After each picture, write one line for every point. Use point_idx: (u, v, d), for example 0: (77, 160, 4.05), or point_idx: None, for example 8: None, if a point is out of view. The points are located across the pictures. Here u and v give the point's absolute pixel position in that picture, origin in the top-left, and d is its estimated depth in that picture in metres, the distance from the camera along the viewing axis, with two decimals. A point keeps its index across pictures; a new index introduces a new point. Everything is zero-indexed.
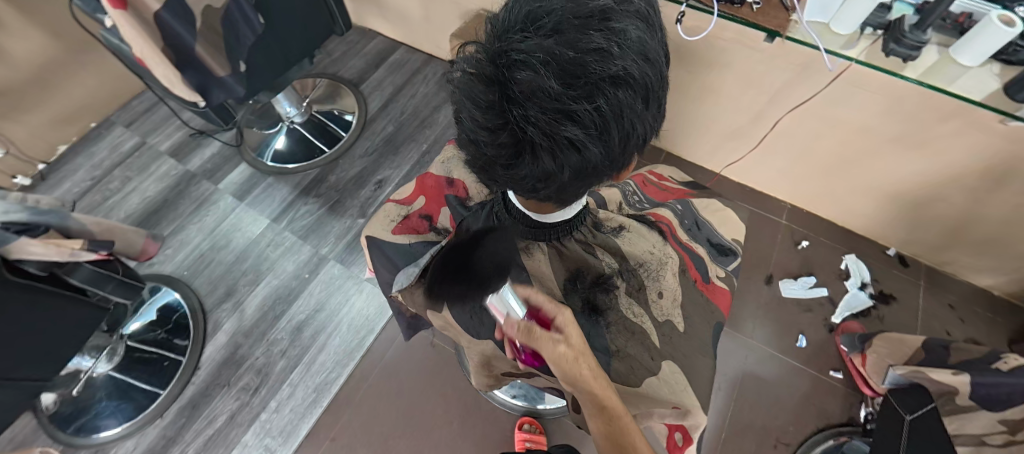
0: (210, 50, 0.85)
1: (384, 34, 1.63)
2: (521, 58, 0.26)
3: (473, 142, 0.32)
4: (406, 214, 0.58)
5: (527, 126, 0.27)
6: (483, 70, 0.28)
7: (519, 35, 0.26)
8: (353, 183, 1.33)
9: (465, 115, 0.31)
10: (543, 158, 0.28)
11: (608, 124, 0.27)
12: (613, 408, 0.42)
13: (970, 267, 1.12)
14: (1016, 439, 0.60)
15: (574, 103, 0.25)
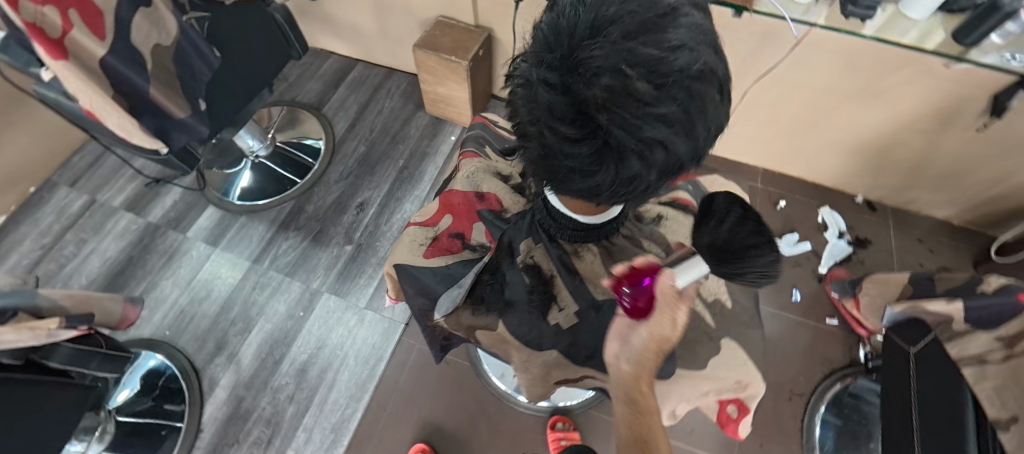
0: (166, 91, 0.78)
1: (338, 53, 1.58)
2: (598, 63, 0.22)
3: (535, 162, 0.28)
4: (434, 236, 0.48)
5: (610, 139, 0.23)
6: (548, 83, 0.24)
7: (589, 40, 0.22)
8: (333, 210, 1.28)
9: (525, 130, 0.27)
10: (630, 164, 0.24)
11: (700, 117, 0.23)
12: (647, 406, 0.41)
13: (930, 202, 1.21)
14: (1013, 353, 0.60)
15: (664, 107, 0.22)
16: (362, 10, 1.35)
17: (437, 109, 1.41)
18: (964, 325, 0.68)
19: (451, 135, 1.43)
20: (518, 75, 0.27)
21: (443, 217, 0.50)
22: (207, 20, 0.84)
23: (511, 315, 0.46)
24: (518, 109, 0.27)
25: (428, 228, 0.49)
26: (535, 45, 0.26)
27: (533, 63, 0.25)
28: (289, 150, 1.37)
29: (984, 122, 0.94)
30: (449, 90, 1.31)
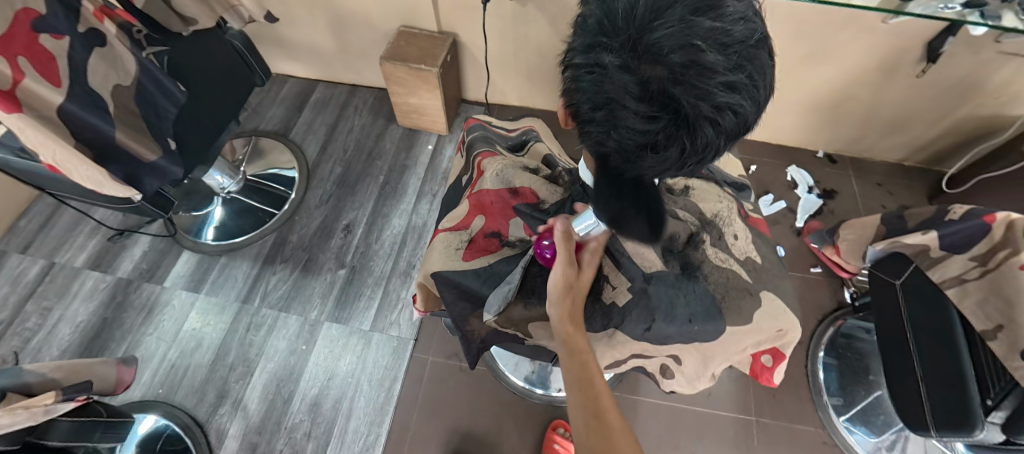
0: (133, 133, 0.72)
1: (296, 76, 1.53)
2: (667, 42, 0.24)
3: (603, 146, 0.29)
4: (469, 238, 0.48)
5: (688, 111, 0.25)
6: (618, 67, 0.25)
7: (654, 21, 0.24)
8: (319, 236, 1.24)
9: (588, 114, 0.28)
10: (702, 132, 0.26)
11: (759, 82, 0.25)
12: (589, 367, 0.39)
13: (882, 148, 1.31)
14: (988, 268, 0.66)
15: (733, 75, 0.24)
16: (318, 29, 1.32)
17: (410, 120, 1.39)
18: (940, 251, 0.73)
19: (428, 144, 1.41)
20: (576, 62, 0.28)
21: (475, 218, 0.50)
22: (166, 55, 0.82)
23: None
24: (581, 95, 0.28)
25: (461, 232, 0.49)
26: (588, 31, 0.27)
27: (592, 49, 0.26)
28: (260, 183, 1.30)
29: (922, 68, 1.03)
30: (420, 99, 1.29)
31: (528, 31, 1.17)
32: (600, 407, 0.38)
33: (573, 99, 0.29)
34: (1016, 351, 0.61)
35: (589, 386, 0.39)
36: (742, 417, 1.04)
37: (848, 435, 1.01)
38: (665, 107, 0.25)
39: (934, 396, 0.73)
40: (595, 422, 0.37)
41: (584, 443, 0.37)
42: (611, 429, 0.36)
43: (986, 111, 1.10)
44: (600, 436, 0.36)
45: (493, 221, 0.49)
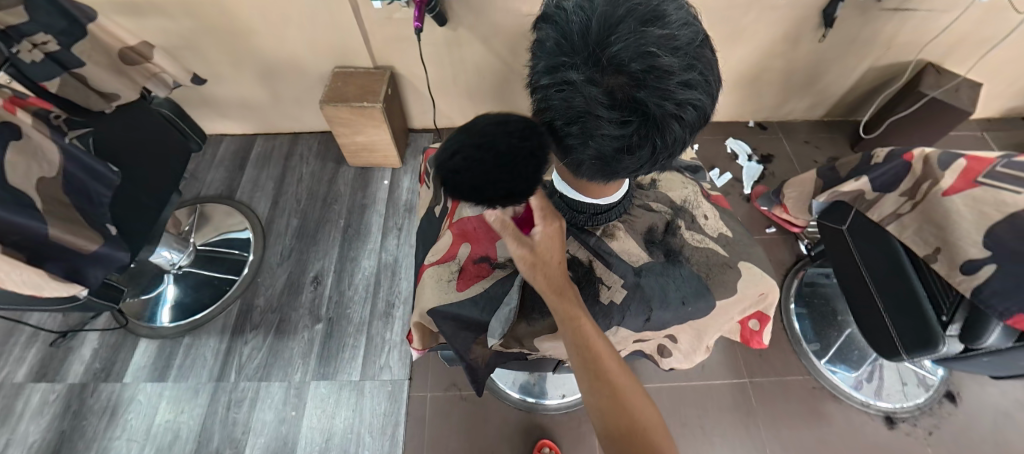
0: (66, 225, 0.67)
1: (231, 134, 1.46)
2: (625, 51, 0.26)
3: (583, 154, 0.30)
4: (459, 267, 0.48)
5: (656, 111, 0.27)
6: (586, 82, 0.27)
7: (610, 35, 0.26)
8: (288, 293, 1.18)
9: (562, 130, 0.29)
10: (671, 128, 0.28)
11: (710, 76, 0.28)
12: (585, 332, 0.39)
13: (803, 109, 1.44)
14: (917, 200, 0.75)
15: (689, 73, 0.26)
16: (248, 83, 1.27)
17: (361, 158, 1.37)
18: (873, 193, 0.82)
19: (383, 180, 1.39)
20: (542, 83, 0.29)
21: (460, 246, 0.49)
22: (91, 135, 0.76)
23: None
24: (553, 112, 0.29)
25: (449, 263, 0.48)
26: (549, 53, 0.29)
27: (556, 69, 0.28)
28: (212, 251, 1.23)
29: (821, 34, 1.15)
30: (368, 136, 1.27)
31: (463, 54, 1.20)
32: (601, 368, 0.39)
33: (545, 117, 0.30)
34: (956, 267, 0.68)
35: (588, 349, 0.39)
36: (736, 382, 1.09)
37: (832, 376, 1.08)
38: (635, 111, 0.27)
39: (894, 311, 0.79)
40: (600, 385, 0.39)
41: (590, 403, 0.39)
42: (613, 384, 0.39)
43: (881, 63, 1.24)
44: (608, 394, 0.38)
45: (478, 245, 0.49)
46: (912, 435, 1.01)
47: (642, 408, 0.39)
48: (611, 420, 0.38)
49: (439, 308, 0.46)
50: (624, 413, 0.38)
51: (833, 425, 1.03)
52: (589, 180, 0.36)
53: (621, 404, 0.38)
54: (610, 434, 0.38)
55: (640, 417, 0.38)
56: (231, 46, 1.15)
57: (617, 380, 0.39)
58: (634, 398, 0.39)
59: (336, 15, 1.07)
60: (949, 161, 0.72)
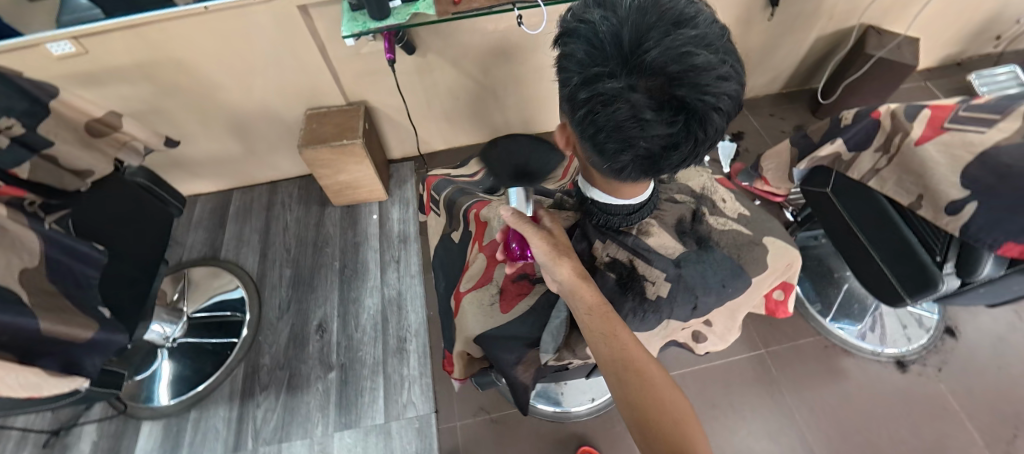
0: (57, 315, 0.62)
1: (205, 193, 1.41)
2: (663, 54, 0.27)
3: (629, 157, 0.31)
4: (500, 288, 0.49)
5: (699, 107, 0.28)
6: (630, 89, 0.27)
7: (645, 41, 0.27)
8: (293, 347, 1.14)
9: (605, 138, 0.30)
10: (711, 120, 0.29)
11: (738, 67, 0.29)
12: (610, 320, 0.40)
13: (763, 85, 1.51)
14: (892, 153, 0.80)
15: (723, 66, 0.28)
16: (219, 138, 1.24)
17: (345, 197, 1.34)
18: (849, 153, 0.87)
19: (372, 215, 1.37)
20: (579, 95, 0.30)
21: (496, 269, 0.50)
22: (71, 217, 0.72)
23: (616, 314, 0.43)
24: (595, 121, 0.29)
25: (487, 286, 0.49)
26: (581, 67, 0.29)
27: (592, 79, 0.29)
28: (205, 317, 1.17)
29: (769, 14, 1.22)
30: (350, 173, 1.25)
31: (435, 78, 1.20)
32: (629, 358, 0.39)
33: (585, 127, 0.31)
34: (941, 211, 0.72)
35: (614, 337, 0.39)
36: (753, 354, 1.12)
37: (839, 332, 1.12)
38: (678, 110, 0.28)
39: (894, 262, 0.84)
40: (628, 373, 0.38)
41: (620, 394, 0.38)
42: (641, 372, 0.38)
43: (827, 33, 1.32)
44: (636, 380, 0.37)
45: (514, 264, 0.50)
46: (923, 375, 1.06)
47: (674, 397, 0.37)
48: (641, 407, 0.36)
49: (486, 334, 0.47)
50: (655, 400, 0.36)
51: (850, 379, 1.07)
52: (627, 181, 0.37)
53: (650, 393, 0.37)
54: (642, 423, 0.36)
55: (671, 403, 0.36)
56: (196, 104, 1.12)
57: (646, 368, 0.38)
58: (665, 388, 0.37)
59: (303, 57, 1.06)
60: (915, 113, 0.77)
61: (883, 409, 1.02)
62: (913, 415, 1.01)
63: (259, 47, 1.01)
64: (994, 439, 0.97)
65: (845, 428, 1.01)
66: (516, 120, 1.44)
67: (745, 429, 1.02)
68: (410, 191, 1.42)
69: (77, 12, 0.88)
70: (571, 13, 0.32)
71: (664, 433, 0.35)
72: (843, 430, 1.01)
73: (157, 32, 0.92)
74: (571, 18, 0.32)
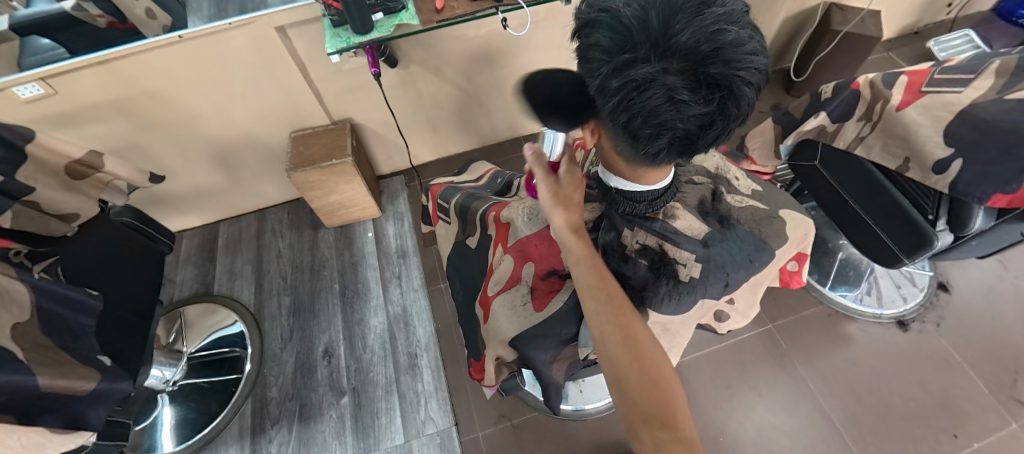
0: (56, 368, 0.59)
1: (191, 228, 1.38)
2: (694, 36, 0.27)
3: (666, 139, 0.32)
4: (531, 286, 0.49)
5: (731, 85, 0.29)
6: (665, 74, 0.28)
7: (676, 24, 0.28)
8: (301, 376, 1.11)
9: (640, 123, 0.31)
10: (742, 94, 0.30)
11: (761, 40, 0.31)
12: (598, 272, 0.42)
13: None
14: (875, 120, 0.83)
15: (751, 42, 0.29)
16: (201, 170, 1.21)
17: (338, 218, 1.32)
18: (833, 124, 0.90)
19: (367, 233, 1.35)
20: (611, 84, 0.30)
21: (524, 267, 0.50)
22: (60, 264, 0.70)
23: (652, 299, 0.44)
24: (630, 109, 0.30)
25: (517, 286, 0.50)
26: (609, 56, 0.30)
27: (623, 67, 0.29)
28: (205, 356, 1.13)
29: None
30: (341, 193, 1.23)
31: (420, 89, 1.19)
32: (617, 312, 0.40)
33: (618, 115, 0.32)
34: (928, 171, 0.75)
35: (602, 289, 0.41)
36: (761, 330, 1.14)
37: (840, 299, 1.16)
38: (713, 89, 0.29)
39: (883, 226, 0.86)
40: (613, 329, 0.39)
41: (604, 347, 0.39)
42: (628, 329, 0.38)
43: (793, 13, 1.37)
44: (621, 335, 0.38)
45: (543, 262, 0.49)
46: (924, 332, 1.10)
47: (658, 356, 0.37)
48: (623, 361, 0.37)
49: (521, 336, 0.48)
50: (637, 355, 0.37)
51: (855, 344, 1.10)
52: (656, 162, 0.38)
53: (633, 350, 0.37)
54: (621, 379, 0.37)
55: (654, 362, 0.37)
56: (176, 137, 1.09)
57: (633, 325, 0.39)
58: (650, 347, 0.38)
59: (284, 80, 1.04)
60: (892, 80, 0.80)
61: (890, 369, 1.05)
62: (920, 372, 1.04)
63: (239, 73, 0.99)
64: (997, 386, 1.01)
65: (858, 392, 1.03)
66: (502, 124, 1.44)
67: (764, 405, 1.03)
68: (403, 205, 1.41)
69: (39, 53, 0.82)
70: (587, 3, 0.32)
71: (645, 390, 0.35)
72: (856, 394, 1.03)
73: (127, 66, 0.88)
74: (588, 9, 0.32)
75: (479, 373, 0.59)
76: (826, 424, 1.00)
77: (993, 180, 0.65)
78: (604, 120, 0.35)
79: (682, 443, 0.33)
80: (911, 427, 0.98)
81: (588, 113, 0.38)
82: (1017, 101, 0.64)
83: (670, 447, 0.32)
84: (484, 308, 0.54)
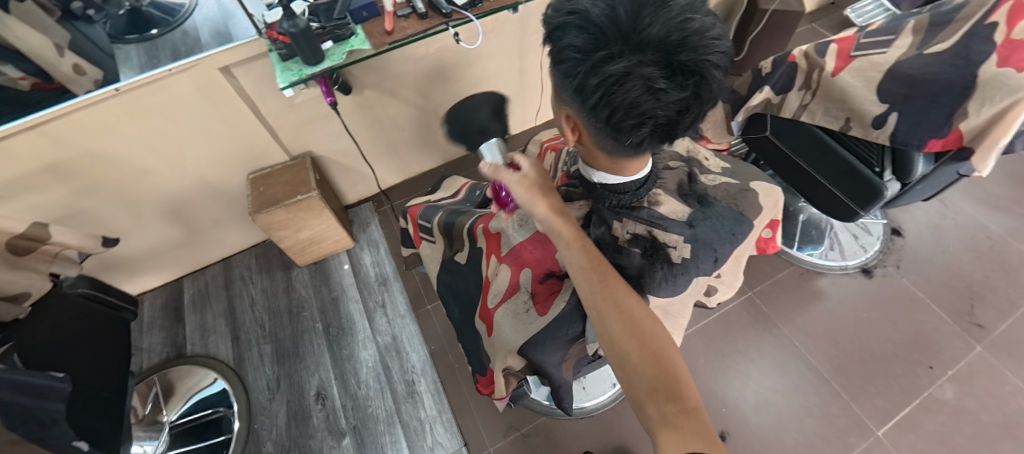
0: None
1: (152, 289, 1.30)
2: (663, 28, 0.29)
3: (649, 127, 0.34)
4: (531, 290, 0.49)
5: (703, 68, 0.31)
6: (641, 66, 0.30)
7: (644, 20, 0.29)
8: (295, 424, 1.06)
9: (622, 117, 0.33)
10: (714, 76, 0.32)
11: (724, 24, 0.33)
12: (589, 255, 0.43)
13: None
14: (814, 89, 0.89)
15: (714, 27, 0.31)
16: (156, 227, 1.14)
17: (310, 255, 1.27)
18: (777, 97, 0.96)
19: (343, 265, 1.31)
20: (590, 82, 0.31)
21: (521, 273, 0.50)
22: (16, 350, 0.65)
23: (649, 287, 0.45)
24: (611, 104, 0.32)
25: (517, 294, 0.50)
26: (584, 55, 0.31)
27: (599, 65, 0.31)
28: (187, 422, 1.07)
29: None
30: (311, 229, 1.19)
31: (378, 113, 1.18)
32: (612, 290, 0.40)
33: (600, 110, 0.33)
34: (869, 126, 0.81)
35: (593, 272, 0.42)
36: (742, 299, 1.18)
37: (807, 257, 1.23)
38: (687, 74, 0.31)
39: (835, 183, 0.92)
40: (609, 309, 0.40)
41: (604, 328, 0.40)
42: (625, 308, 0.39)
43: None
44: (618, 314, 0.39)
45: (539, 266, 0.49)
46: (887, 276, 1.18)
47: (656, 330, 0.38)
48: (625, 340, 0.38)
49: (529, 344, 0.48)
50: (637, 332, 0.38)
51: (828, 297, 1.17)
52: (640, 151, 0.40)
53: (633, 327, 0.38)
54: (625, 359, 0.37)
55: (653, 335, 0.38)
56: (125, 196, 1.02)
57: (630, 305, 0.40)
58: (648, 323, 0.39)
59: (235, 121, 1.00)
60: (824, 49, 0.87)
61: (862, 314, 1.13)
62: (889, 314, 1.12)
63: (186, 121, 0.94)
64: (958, 314, 1.10)
65: (839, 342, 1.09)
66: None
67: (757, 369, 1.08)
68: (376, 232, 1.38)
69: None
70: (554, 8, 0.33)
71: (648, 365, 0.36)
72: (837, 343, 1.09)
73: (59, 128, 0.83)
74: (557, 13, 0.33)
75: (488, 387, 0.58)
76: (816, 377, 1.05)
77: (926, 127, 0.71)
78: (584, 118, 0.36)
79: (691, 414, 0.33)
80: (891, 367, 1.04)
81: (566, 114, 0.39)
82: (935, 54, 0.70)
83: (677, 419, 0.33)
84: (486, 322, 0.54)
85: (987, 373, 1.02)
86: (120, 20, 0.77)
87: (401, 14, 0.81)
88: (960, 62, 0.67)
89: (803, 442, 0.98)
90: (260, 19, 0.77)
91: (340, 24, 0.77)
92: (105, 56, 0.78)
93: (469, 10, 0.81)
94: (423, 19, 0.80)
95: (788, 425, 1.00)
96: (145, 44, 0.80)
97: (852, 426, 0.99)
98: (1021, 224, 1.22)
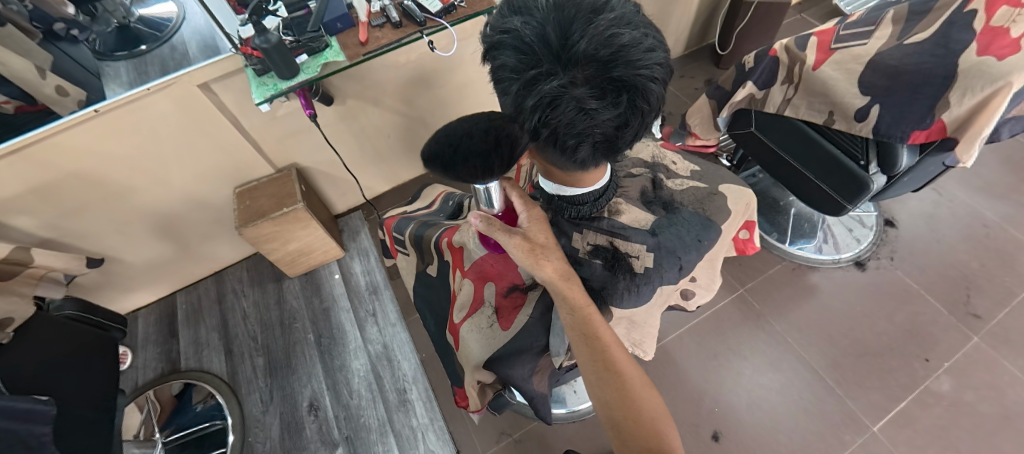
0: None
1: (145, 305, 1.31)
2: (590, 46, 0.31)
3: (591, 142, 0.36)
4: (494, 305, 0.51)
5: (636, 82, 0.32)
6: (572, 85, 0.32)
7: (573, 41, 0.31)
8: (287, 437, 1.06)
9: (560, 134, 0.34)
10: (650, 89, 0.34)
11: (657, 36, 0.34)
12: (593, 322, 0.44)
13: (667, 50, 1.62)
14: (796, 82, 0.87)
15: (644, 41, 0.32)
16: (145, 243, 1.14)
17: (300, 266, 1.27)
18: (761, 91, 0.94)
19: (333, 275, 1.31)
20: (526, 101, 0.33)
21: (485, 289, 0.52)
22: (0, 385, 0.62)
23: (612, 293, 0.49)
24: (548, 123, 0.34)
25: (481, 309, 0.52)
26: (518, 74, 0.33)
27: (533, 83, 0.32)
28: (182, 437, 1.07)
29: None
30: (300, 241, 1.19)
31: (361, 122, 1.17)
32: (610, 360, 0.43)
33: (538, 129, 0.35)
34: (851, 119, 0.78)
35: (596, 340, 0.43)
36: (733, 296, 1.18)
37: (798, 252, 1.21)
38: (620, 90, 0.32)
39: (823, 180, 0.89)
40: (607, 373, 0.42)
41: (598, 391, 0.43)
42: (621, 377, 0.42)
43: None
44: (617, 383, 0.42)
45: (502, 279, 0.51)
46: (880, 268, 1.17)
47: (650, 403, 0.42)
48: (619, 408, 0.41)
49: (497, 356, 0.50)
50: (633, 408, 0.41)
51: (821, 291, 1.15)
52: (593, 165, 0.41)
53: (630, 399, 0.41)
54: (616, 423, 0.41)
55: (646, 405, 0.41)
56: (111, 214, 1.02)
57: (627, 373, 0.43)
58: (643, 392, 0.42)
59: (217, 137, 1.00)
60: (804, 42, 0.85)
61: (855, 306, 1.12)
62: (884, 307, 1.10)
63: (169, 140, 0.94)
64: (954, 305, 1.09)
65: (833, 336, 1.08)
66: None
67: (751, 368, 1.07)
68: (366, 240, 1.38)
69: None
70: (490, 27, 0.35)
71: (632, 431, 0.40)
72: (831, 338, 1.08)
73: (38, 152, 0.83)
74: (493, 32, 0.35)
75: (463, 400, 0.58)
76: (810, 373, 1.04)
77: (908, 119, 0.70)
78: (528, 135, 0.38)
79: None
80: (886, 361, 1.03)
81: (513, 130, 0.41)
82: (916, 45, 0.69)
83: None
84: (453, 335, 0.55)
85: (984, 365, 1.01)
86: (109, 37, 0.79)
87: (376, 24, 0.79)
88: (941, 52, 0.65)
89: (797, 441, 0.97)
90: (235, 35, 0.76)
91: (314, 37, 0.76)
92: (92, 76, 0.78)
93: (443, 17, 0.79)
94: (397, 29, 0.79)
95: (782, 422, 0.99)
96: (134, 60, 0.80)
97: (848, 422, 0.97)
98: (1017, 211, 1.20)
